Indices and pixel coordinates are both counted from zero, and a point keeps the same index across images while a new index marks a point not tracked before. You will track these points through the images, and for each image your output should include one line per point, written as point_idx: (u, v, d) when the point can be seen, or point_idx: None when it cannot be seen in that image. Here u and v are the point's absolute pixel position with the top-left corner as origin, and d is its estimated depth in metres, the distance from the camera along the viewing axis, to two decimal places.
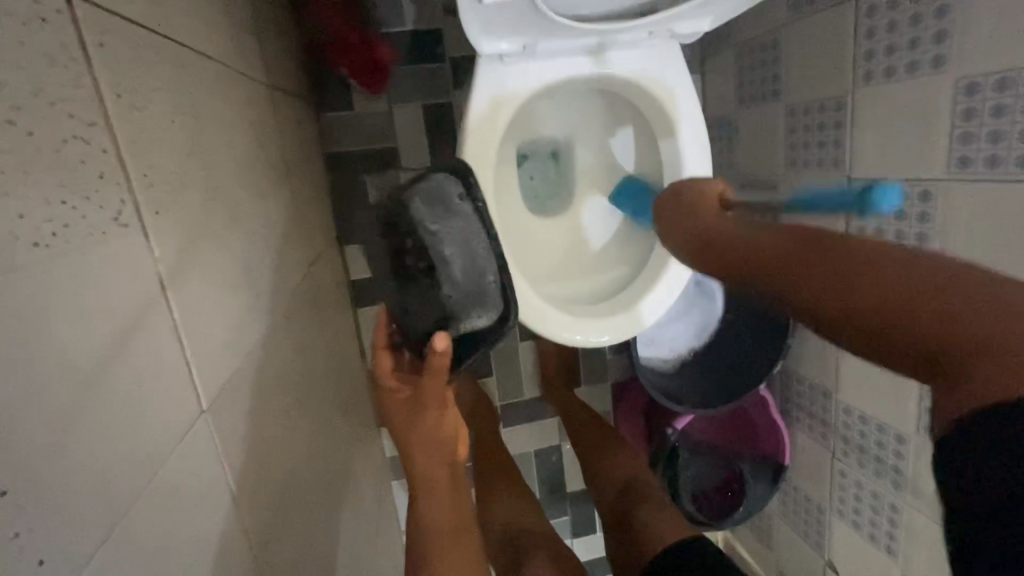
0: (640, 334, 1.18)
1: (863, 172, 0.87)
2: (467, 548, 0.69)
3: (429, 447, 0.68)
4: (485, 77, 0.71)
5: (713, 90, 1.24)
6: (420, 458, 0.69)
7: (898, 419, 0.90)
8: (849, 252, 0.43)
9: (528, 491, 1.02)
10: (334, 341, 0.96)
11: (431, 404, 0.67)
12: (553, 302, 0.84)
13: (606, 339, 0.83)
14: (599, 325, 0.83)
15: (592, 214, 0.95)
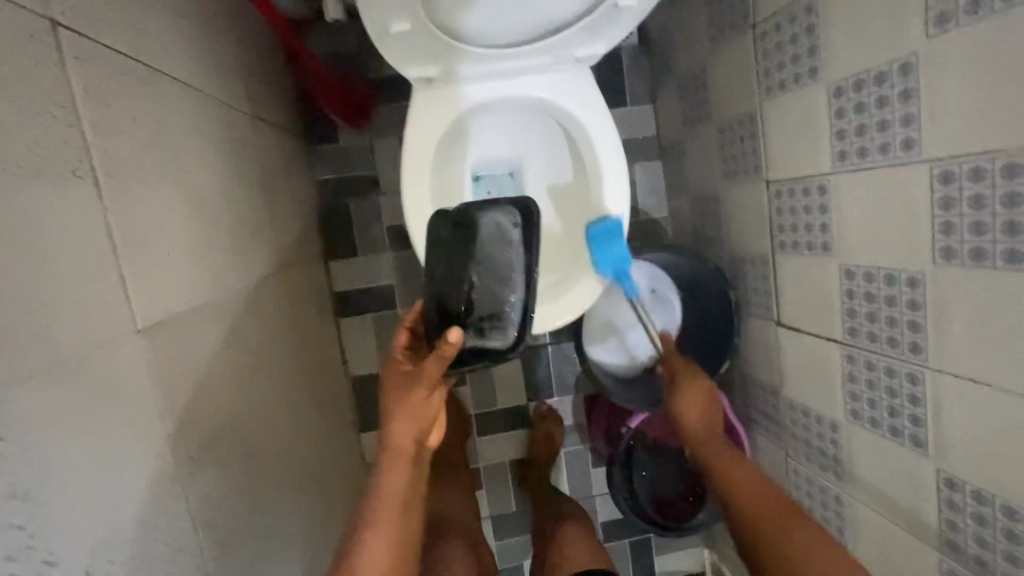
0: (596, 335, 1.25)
1: (777, 176, 0.95)
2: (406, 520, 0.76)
3: (408, 418, 0.77)
4: (420, 102, 0.86)
5: (664, 118, 1.35)
6: (397, 425, 0.77)
7: (830, 408, 0.93)
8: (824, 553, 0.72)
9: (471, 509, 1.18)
10: (308, 339, 1.08)
11: (423, 383, 0.77)
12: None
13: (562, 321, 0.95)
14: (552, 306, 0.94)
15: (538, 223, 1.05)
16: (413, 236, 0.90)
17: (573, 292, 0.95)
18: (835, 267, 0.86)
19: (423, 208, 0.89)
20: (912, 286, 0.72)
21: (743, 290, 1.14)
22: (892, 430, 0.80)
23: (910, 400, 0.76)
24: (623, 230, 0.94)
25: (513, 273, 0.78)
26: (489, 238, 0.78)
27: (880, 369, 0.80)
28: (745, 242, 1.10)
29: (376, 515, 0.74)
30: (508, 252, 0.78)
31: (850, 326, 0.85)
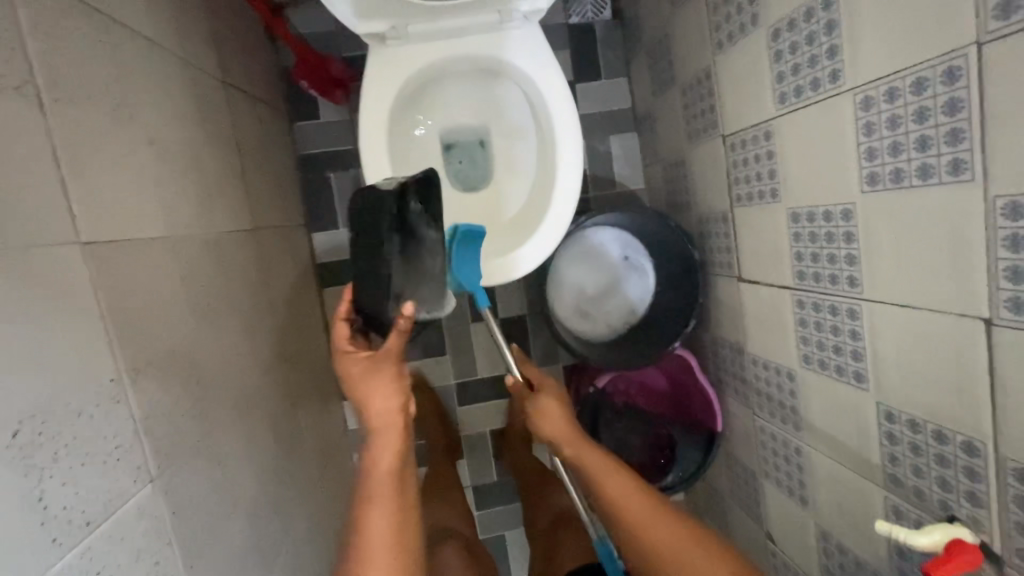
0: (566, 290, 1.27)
1: (731, 130, 0.97)
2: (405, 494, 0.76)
3: (383, 395, 0.76)
4: (377, 61, 0.92)
5: (638, 88, 1.37)
6: (372, 404, 0.76)
7: (786, 357, 0.92)
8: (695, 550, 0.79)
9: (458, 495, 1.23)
10: (285, 300, 1.13)
11: (387, 360, 0.78)
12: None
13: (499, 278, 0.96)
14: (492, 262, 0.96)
15: (504, 189, 1.07)
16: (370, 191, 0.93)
17: (525, 248, 0.96)
18: (782, 212, 0.86)
19: (379, 162, 0.92)
20: (846, 220, 0.73)
21: (709, 250, 1.15)
22: (838, 370, 0.80)
23: (851, 336, 0.76)
24: (577, 186, 0.95)
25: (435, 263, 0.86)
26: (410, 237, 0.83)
27: (824, 310, 0.80)
28: (709, 202, 1.11)
29: (371, 494, 0.74)
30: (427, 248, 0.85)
31: (798, 270, 0.85)
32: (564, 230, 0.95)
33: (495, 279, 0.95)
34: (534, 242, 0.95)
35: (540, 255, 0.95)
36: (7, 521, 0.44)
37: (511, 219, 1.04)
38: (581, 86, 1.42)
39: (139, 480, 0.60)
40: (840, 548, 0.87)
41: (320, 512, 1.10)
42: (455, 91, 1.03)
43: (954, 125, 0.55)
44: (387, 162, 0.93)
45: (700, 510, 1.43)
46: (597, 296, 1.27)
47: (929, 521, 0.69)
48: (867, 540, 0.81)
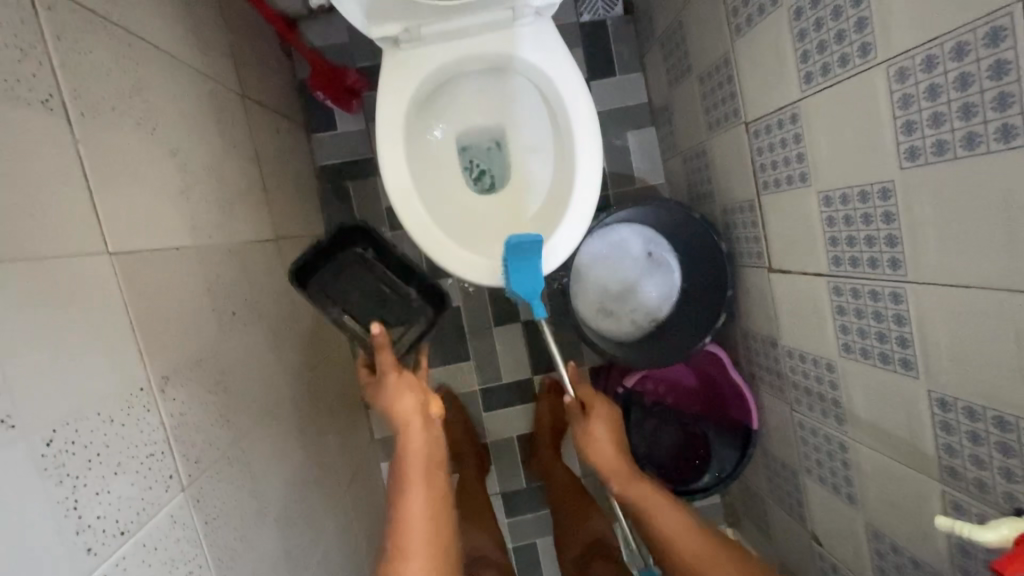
0: (588, 289, 1.25)
1: (754, 116, 0.94)
2: (434, 479, 0.82)
3: (401, 390, 0.84)
4: (389, 64, 0.93)
5: (653, 82, 1.36)
6: (395, 399, 0.83)
7: (824, 347, 0.88)
8: (705, 547, 0.82)
9: (486, 517, 1.20)
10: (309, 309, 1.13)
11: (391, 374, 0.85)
12: (461, 246, 0.95)
13: None
14: None
15: (524, 187, 1.06)
16: (388, 193, 0.92)
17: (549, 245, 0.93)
18: (813, 196, 0.83)
19: (398, 165, 0.92)
20: (884, 198, 0.70)
21: (736, 242, 1.12)
22: (883, 357, 0.76)
23: (896, 320, 0.72)
24: (599, 180, 0.94)
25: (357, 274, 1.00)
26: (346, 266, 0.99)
27: (864, 295, 0.77)
28: (734, 192, 1.08)
29: (406, 479, 0.79)
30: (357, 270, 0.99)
31: (833, 255, 0.81)
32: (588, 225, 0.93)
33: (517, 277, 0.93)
34: (558, 240, 0.93)
35: (565, 253, 0.93)
36: (41, 531, 0.44)
37: (534, 217, 1.02)
38: (596, 83, 1.40)
39: (171, 489, 0.60)
40: (895, 547, 0.82)
41: (350, 522, 1.09)
42: (467, 91, 1.03)
43: (1001, 89, 0.52)
44: (404, 164, 0.92)
45: (740, 513, 1.38)
46: (621, 296, 1.24)
47: (994, 514, 0.64)
48: (925, 538, 0.76)
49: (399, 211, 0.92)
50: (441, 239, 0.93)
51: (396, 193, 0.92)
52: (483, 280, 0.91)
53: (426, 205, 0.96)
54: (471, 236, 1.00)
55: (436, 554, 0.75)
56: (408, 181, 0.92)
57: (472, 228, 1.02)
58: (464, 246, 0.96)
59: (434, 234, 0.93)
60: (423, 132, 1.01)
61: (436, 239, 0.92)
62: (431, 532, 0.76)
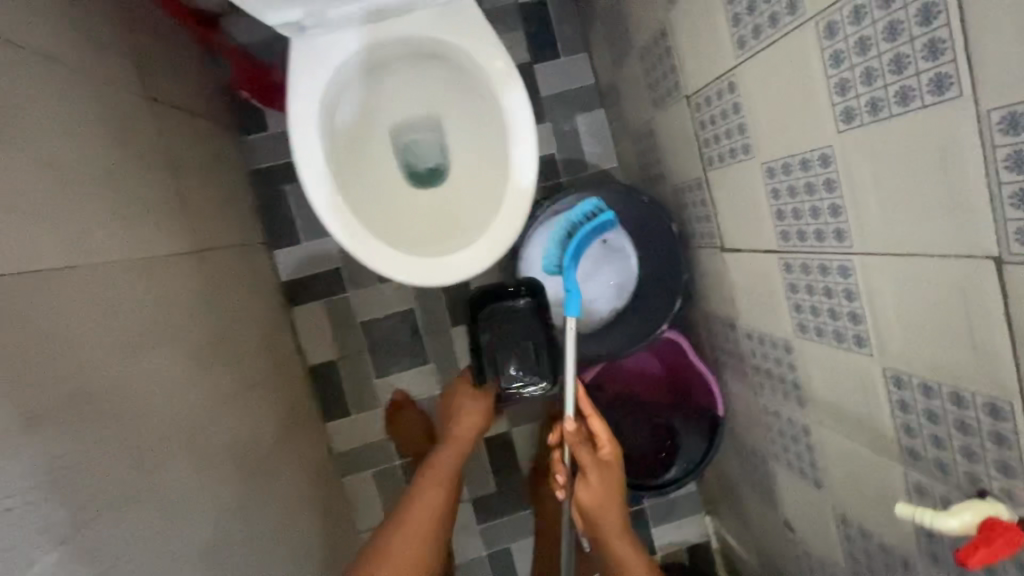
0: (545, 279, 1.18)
1: (694, 89, 0.89)
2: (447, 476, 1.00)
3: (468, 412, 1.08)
4: (297, 53, 0.86)
5: (598, 61, 1.30)
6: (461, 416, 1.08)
7: (780, 327, 0.84)
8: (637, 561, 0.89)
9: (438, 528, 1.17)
10: (243, 325, 1.06)
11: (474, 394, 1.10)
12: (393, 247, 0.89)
13: (458, 277, 0.87)
14: (448, 262, 0.86)
15: (462, 182, 1.00)
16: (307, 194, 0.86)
17: (487, 239, 0.87)
18: (756, 169, 0.78)
19: (313, 164, 0.86)
20: (825, 165, 0.65)
21: (689, 222, 1.07)
22: (837, 334, 0.71)
23: (846, 295, 0.68)
24: (536, 168, 0.88)
25: (529, 333, 1.05)
26: (504, 330, 1.06)
27: (814, 270, 0.72)
28: (683, 170, 1.03)
29: (430, 476, 1.00)
30: (525, 330, 1.05)
31: (781, 230, 0.77)
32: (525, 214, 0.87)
33: (454, 276, 0.87)
34: (494, 235, 0.87)
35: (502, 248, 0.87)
36: None
37: (474, 212, 0.96)
38: (539, 67, 1.35)
39: (44, 544, 0.52)
40: (863, 532, 0.79)
41: (301, 547, 1.03)
42: (395, 82, 0.97)
43: (931, 35, 0.47)
44: (323, 162, 0.86)
45: (717, 500, 1.34)
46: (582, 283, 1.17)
47: (958, 497, 0.60)
48: (892, 522, 0.73)
49: (321, 213, 0.85)
50: (369, 240, 0.86)
51: (315, 193, 0.85)
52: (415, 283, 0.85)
53: (352, 204, 0.90)
54: (405, 236, 0.94)
55: (421, 533, 0.93)
56: (327, 180, 0.86)
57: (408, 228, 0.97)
58: (395, 247, 0.89)
59: (361, 235, 0.86)
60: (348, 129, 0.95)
61: (364, 241, 0.86)
62: (427, 517, 0.94)
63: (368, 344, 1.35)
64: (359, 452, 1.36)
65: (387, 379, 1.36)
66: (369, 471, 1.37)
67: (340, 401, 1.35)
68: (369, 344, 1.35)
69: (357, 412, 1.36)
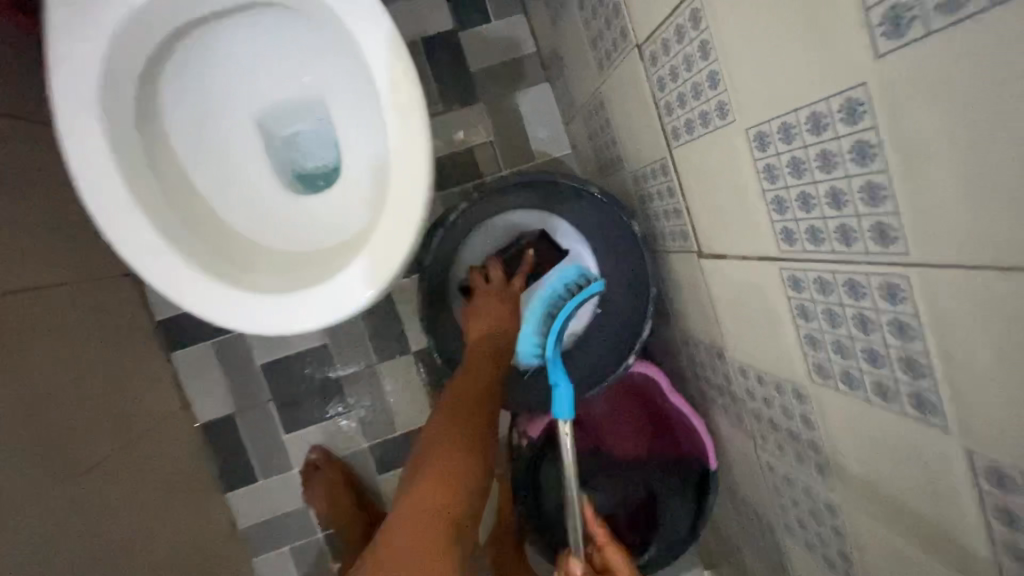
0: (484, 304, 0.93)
1: (645, 34, 0.63)
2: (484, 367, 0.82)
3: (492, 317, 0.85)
4: (59, 15, 0.62)
5: (537, 23, 1.04)
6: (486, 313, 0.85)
7: (785, 367, 0.58)
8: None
9: None
10: (66, 395, 0.79)
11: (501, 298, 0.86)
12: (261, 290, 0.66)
13: (305, 322, 0.64)
14: (290, 296, 0.64)
15: (351, 186, 0.78)
16: (126, 254, 0.64)
17: (352, 264, 0.64)
18: (736, 140, 0.53)
19: (98, 169, 0.63)
20: (850, 122, 0.39)
21: (655, 220, 0.81)
22: (879, 389, 0.45)
23: (895, 332, 0.42)
24: (419, 158, 0.63)
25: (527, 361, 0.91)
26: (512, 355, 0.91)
27: (837, 290, 0.46)
28: (642, 151, 0.77)
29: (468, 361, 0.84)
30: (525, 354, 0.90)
31: (781, 230, 0.50)
32: (401, 226, 0.63)
33: (335, 311, 0.64)
34: (362, 262, 0.63)
35: (372, 278, 0.63)
36: None
37: (362, 222, 0.74)
38: (466, 35, 1.08)
39: None
40: None
41: None
42: (254, 59, 0.77)
43: None
44: (131, 199, 0.64)
45: (717, 558, 1.08)
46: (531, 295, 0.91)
47: None
48: None
49: (137, 267, 0.63)
50: (224, 295, 0.64)
51: (134, 251, 0.63)
52: (243, 327, 0.63)
53: (200, 256, 0.68)
54: (289, 272, 0.72)
55: (460, 418, 0.77)
56: (145, 229, 0.63)
57: (295, 262, 0.75)
58: (233, 277, 0.67)
59: (212, 291, 0.64)
60: (193, 121, 0.76)
61: (217, 298, 0.64)
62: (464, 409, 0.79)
63: (273, 391, 1.09)
64: (271, 525, 1.10)
65: (301, 433, 1.10)
66: (286, 548, 1.11)
67: (243, 464, 1.09)
68: (275, 391, 1.09)
69: (266, 476, 1.10)
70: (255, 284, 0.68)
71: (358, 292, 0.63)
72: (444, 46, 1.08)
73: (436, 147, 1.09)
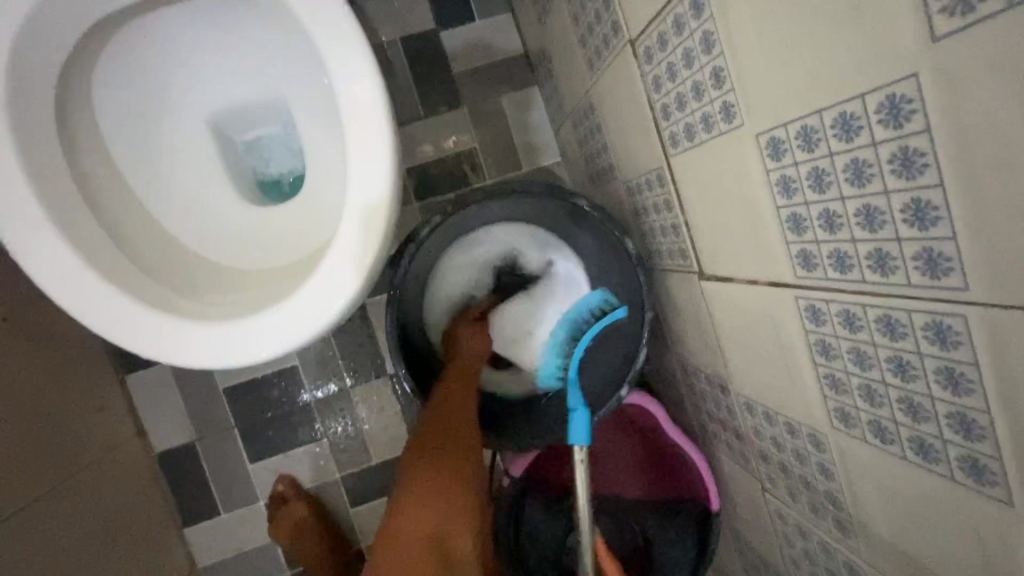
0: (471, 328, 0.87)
1: (639, 28, 0.56)
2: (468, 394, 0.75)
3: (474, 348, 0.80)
4: None
5: (523, 21, 0.96)
6: (469, 343, 0.80)
7: (801, 408, 0.50)
8: None
9: None
10: None
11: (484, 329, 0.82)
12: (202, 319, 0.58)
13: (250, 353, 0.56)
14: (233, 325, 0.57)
15: (314, 198, 0.71)
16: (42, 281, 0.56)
17: (305, 287, 0.57)
18: (744, 148, 0.45)
19: (10, 177, 0.55)
20: (892, 126, 0.31)
21: (650, 235, 0.74)
22: (920, 446, 0.38)
23: (944, 382, 0.34)
24: (380, 165, 0.56)
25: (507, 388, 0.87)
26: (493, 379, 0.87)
27: (870, 326, 0.38)
28: (636, 159, 0.69)
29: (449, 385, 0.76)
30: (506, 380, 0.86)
31: (799, 253, 0.43)
32: (360, 245, 0.56)
33: (285, 341, 0.57)
34: (317, 286, 0.57)
35: (328, 303, 0.56)
36: None
37: (325, 237, 0.67)
38: (448, 35, 1.01)
39: None
40: None
41: None
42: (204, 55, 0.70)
43: None
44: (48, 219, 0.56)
45: None
46: (522, 311, 0.86)
47: None
48: None
49: (54, 290, 0.56)
50: (160, 325, 0.56)
51: (51, 278, 0.55)
52: (177, 360, 0.56)
53: (136, 281, 0.60)
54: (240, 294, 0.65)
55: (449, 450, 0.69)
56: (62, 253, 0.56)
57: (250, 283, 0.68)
58: (170, 302, 0.60)
59: (145, 321, 0.56)
60: (135, 125, 0.69)
61: (152, 327, 0.56)
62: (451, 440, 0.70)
63: (238, 417, 1.01)
64: (234, 563, 1.01)
65: (268, 462, 1.01)
66: None
67: (204, 497, 1.00)
68: (239, 417, 1.01)
69: (229, 510, 1.01)
70: (200, 309, 0.61)
71: (312, 317, 0.56)
72: (425, 46, 1.01)
73: (416, 155, 1.01)
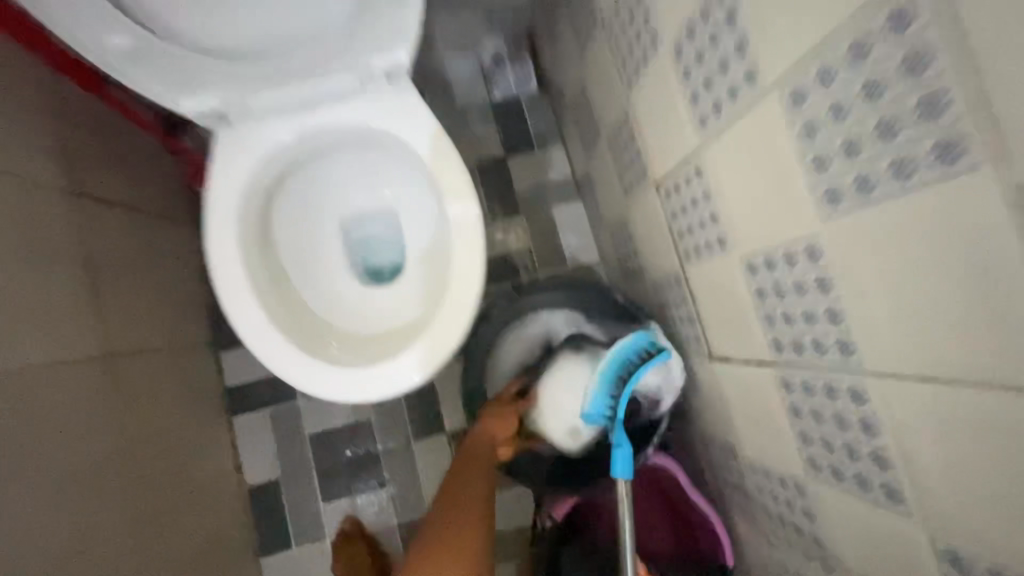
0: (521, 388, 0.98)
1: (661, 177, 0.79)
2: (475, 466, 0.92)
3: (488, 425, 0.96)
4: (221, 141, 0.84)
5: (573, 153, 1.24)
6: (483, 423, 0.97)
7: (786, 461, 0.65)
8: None
9: None
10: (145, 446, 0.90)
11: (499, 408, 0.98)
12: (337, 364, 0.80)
13: (370, 391, 0.77)
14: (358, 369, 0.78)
15: (414, 283, 0.95)
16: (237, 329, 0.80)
17: (414, 347, 0.78)
18: (733, 266, 0.65)
19: (226, 256, 0.81)
20: (813, 263, 0.51)
21: (672, 324, 0.93)
22: (861, 482, 0.53)
23: (865, 431, 0.50)
24: (476, 263, 0.79)
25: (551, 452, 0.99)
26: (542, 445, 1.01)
27: (819, 392, 0.55)
28: (660, 265, 0.90)
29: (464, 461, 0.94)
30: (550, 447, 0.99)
31: (772, 340, 0.61)
32: (458, 319, 0.78)
33: (395, 386, 0.77)
34: (424, 347, 0.78)
35: (431, 360, 0.77)
36: None
37: (422, 313, 0.90)
38: (513, 160, 1.29)
39: None
40: None
41: None
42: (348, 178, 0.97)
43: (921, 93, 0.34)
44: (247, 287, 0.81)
45: None
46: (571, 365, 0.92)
47: None
48: None
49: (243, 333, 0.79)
50: (304, 365, 0.78)
51: (243, 327, 0.79)
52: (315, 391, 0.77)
53: (291, 333, 0.83)
54: (358, 350, 0.86)
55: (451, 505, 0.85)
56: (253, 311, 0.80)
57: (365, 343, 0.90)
58: (310, 348, 0.82)
59: (297, 364, 0.78)
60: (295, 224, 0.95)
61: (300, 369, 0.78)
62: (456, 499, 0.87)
63: (318, 460, 1.18)
64: None
65: (338, 503, 1.17)
66: None
67: (282, 530, 1.16)
68: (318, 460, 1.18)
69: (301, 544, 1.15)
70: (326, 357, 0.82)
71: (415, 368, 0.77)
72: (495, 168, 1.29)
73: None
